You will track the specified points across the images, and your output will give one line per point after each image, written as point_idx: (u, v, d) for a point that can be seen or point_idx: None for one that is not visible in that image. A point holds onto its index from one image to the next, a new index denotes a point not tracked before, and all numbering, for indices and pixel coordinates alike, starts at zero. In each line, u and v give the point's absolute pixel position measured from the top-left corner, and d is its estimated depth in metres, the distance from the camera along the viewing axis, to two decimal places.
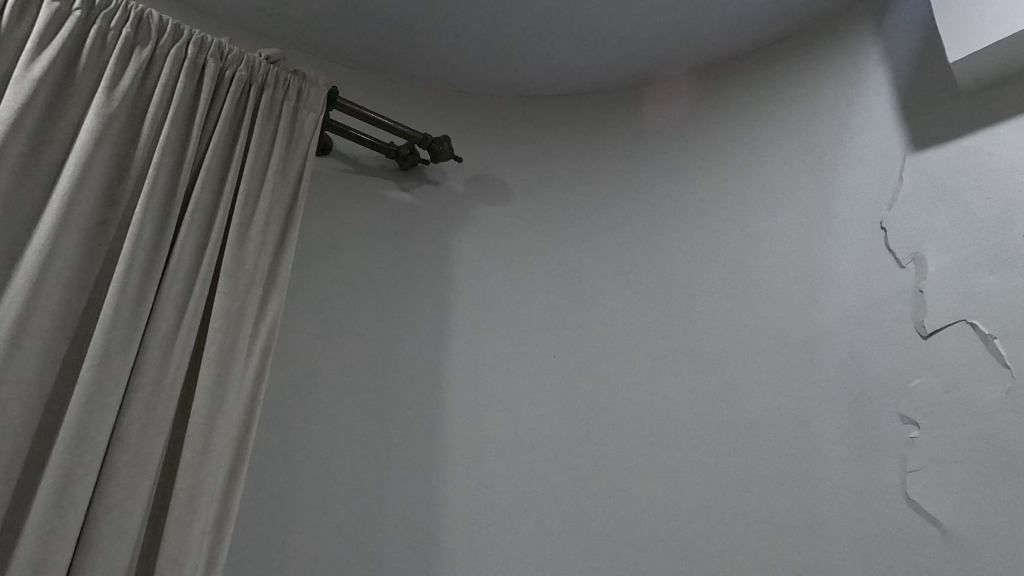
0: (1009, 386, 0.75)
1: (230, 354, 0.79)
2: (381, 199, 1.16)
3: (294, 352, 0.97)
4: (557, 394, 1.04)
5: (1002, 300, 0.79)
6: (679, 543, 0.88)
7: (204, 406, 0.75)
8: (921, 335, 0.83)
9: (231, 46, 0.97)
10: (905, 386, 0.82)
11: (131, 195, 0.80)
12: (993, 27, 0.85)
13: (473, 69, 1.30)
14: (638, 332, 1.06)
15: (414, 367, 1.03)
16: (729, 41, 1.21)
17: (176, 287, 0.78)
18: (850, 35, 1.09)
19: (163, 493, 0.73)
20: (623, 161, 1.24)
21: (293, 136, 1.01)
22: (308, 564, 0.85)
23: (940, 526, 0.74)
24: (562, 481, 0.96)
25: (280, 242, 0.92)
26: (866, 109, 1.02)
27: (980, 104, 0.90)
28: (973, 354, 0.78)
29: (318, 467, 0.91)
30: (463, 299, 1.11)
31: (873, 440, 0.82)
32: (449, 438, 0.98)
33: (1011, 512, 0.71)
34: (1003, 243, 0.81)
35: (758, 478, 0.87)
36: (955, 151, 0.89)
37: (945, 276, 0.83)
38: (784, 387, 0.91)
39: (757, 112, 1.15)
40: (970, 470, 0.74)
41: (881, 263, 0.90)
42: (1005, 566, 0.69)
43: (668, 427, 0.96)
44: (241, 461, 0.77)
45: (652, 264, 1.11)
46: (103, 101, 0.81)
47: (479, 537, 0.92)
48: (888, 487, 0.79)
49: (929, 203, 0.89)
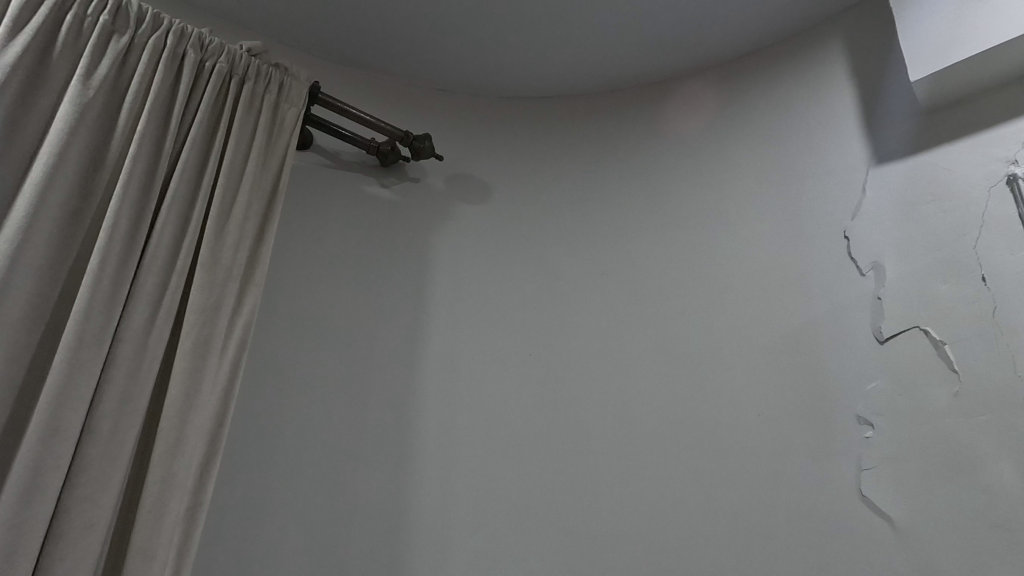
0: (956, 390, 0.79)
1: (205, 347, 0.79)
2: (360, 195, 1.17)
3: (270, 346, 0.97)
4: (531, 392, 1.06)
5: (954, 308, 0.83)
6: (646, 539, 0.91)
7: (178, 399, 0.75)
8: (878, 340, 0.88)
9: (212, 37, 0.96)
10: (862, 388, 0.87)
11: (107, 186, 0.80)
12: (951, 48, 0.89)
13: (455, 67, 1.31)
14: (611, 333, 1.08)
15: (390, 363, 1.04)
16: (707, 49, 1.23)
17: (152, 280, 0.78)
18: (822, 49, 1.13)
19: (134, 485, 0.73)
20: (601, 164, 1.26)
21: (274, 131, 1.01)
22: (280, 558, 0.86)
23: (890, 521, 0.79)
24: (535, 478, 0.99)
25: (258, 236, 0.93)
26: (835, 120, 1.05)
27: (942, 121, 0.95)
28: (926, 359, 0.83)
29: (292, 461, 0.92)
30: (440, 297, 1.12)
31: (830, 439, 0.86)
32: (424, 435, 1.00)
33: (955, 508, 0.76)
34: (956, 254, 0.85)
35: (722, 477, 0.91)
36: (914, 165, 0.94)
37: (902, 285, 0.88)
38: (749, 389, 0.94)
39: (732, 120, 1.18)
40: (920, 468, 0.79)
41: (844, 270, 0.94)
42: (947, 562, 0.74)
43: (637, 427, 0.99)
44: (214, 456, 0.77)
45: (627, 266, 1.13)
46: (78, 88, 0.80)
47: (451, 533, 0.93)
48: (843, 484, 0.83)
49: (890, 214, 0.93)
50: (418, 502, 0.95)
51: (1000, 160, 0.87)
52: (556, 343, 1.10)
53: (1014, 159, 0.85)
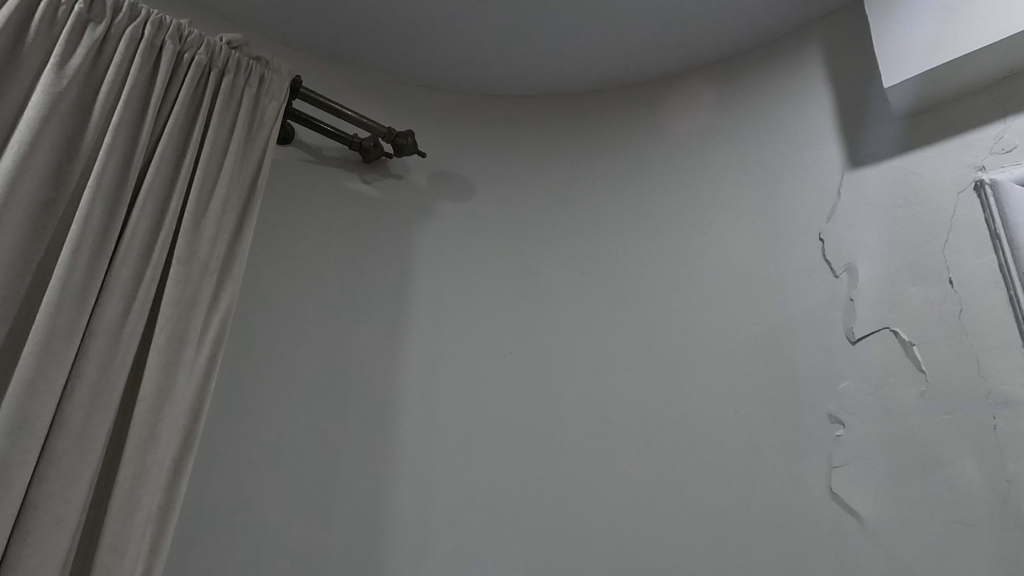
0: (923, 389, 0.82)
1: (181, 342, 0.79)
2: (342, 190, 1.16)
3: (248, 340, 0.96)
4: (511, 390, 1.06)
5: (922, 310, 0.85)
6: (623, 536, 0.92)
7: (152, 393, 0.74)
8: (850, 340, 0.90)
9: (191, 28, 0.95)
10: (834, 387, 0.88)
11: (81, 177, 0.78)
12: (924, 56, 0.91)
13: (439, 64, 1.30)
14: (591, 331, 1.09)
15: (370, 359, 1.03)
16: (690, 51, 1.24)
17: (126, 273, 0.77)
18: (801, 54, 1.15)
19: (106, 481, 0.72)
20: (584, 163, 1.27)
21: (254, 125, 1.00)
22: (256, 555, 0.85)
23: (858, 516, 0.81)
24: (514, 475, 0.99)
25: (236, 231, 0.92)
26: (812, 124, 1.07)
27: (915, 127, 0.97)
28: (895, 359, 0.85)
29: (269, 458, 0.91)
30: (422, 294, 1.12)
31: (802, 437, 0.88)
32: (403, 431, 1.00)
33: (920, 504, 0.78)
34: (927, 257, 0.87)
35: (697, 474, 0.92)
36: (887, 170, 0.96)
37: (873, 286, 0.90)
38: (725, 389, 0.96)
39: (712, 122, 1.19)
40: (889, 465, 0.81)
41: (819, 271, 0.96)
42: (911, 558, 0.76)
43: (615, 425, 1.00)
44: (188, 451, 0.77)
45: (607, 265, 1.14)
46: (52, 77, 0.79)
47: (429, 530, 0.94)
48: (814, 481, 0.85)
49: (863, 218, 0.95)
50: (397, 498, 0.95)
51: (969, 166, 0.89)
52: (536, 341, 1.10)
53: (981, 165, 0.87)
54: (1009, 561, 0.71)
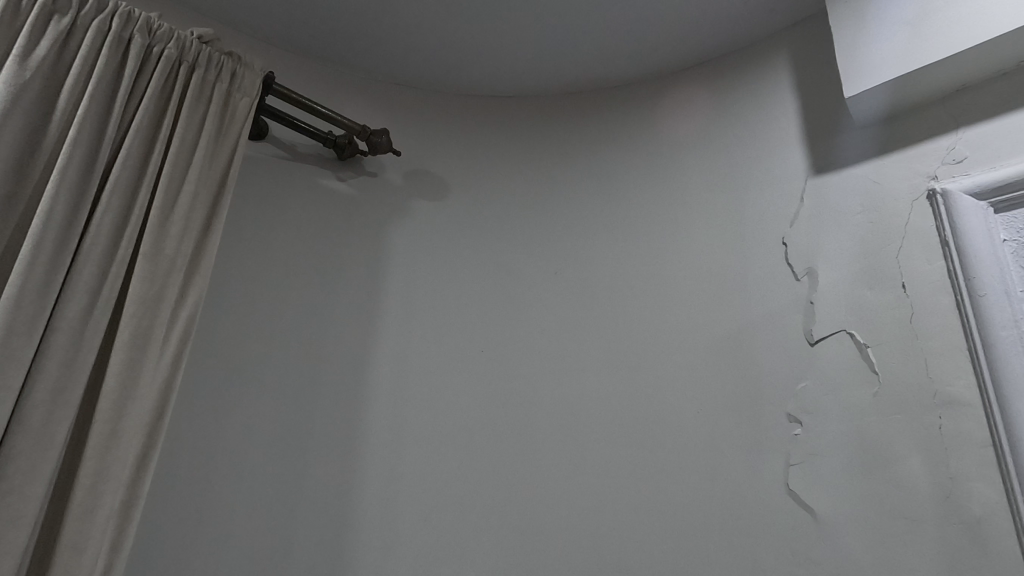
0: (876, 390, 0.85)
1: (145, 339, 0.78)
2: (316, 187, 1.16)
3: (216, 337, 0.96)
4: (480, 389, 1.07)
5: (876, 313, 0.88)
6: (588, 533, 0.94)
7: (114, 390, 0.74)
8: (809, 342, 0.92)
9: (160, 22, 0.94)
10: (793, 387, 0.91)
11: (44, 171, 0.78)
12: (881, 68, 0.94)
13: (415, 63, 1.31)
14: (561, 331, 1.11)
15: (340, 358, 1.04)
16: (662, 57, 1.26)
17: (90, 268, 0.77)
18: (769, 62, 1.17)
19: (66, 479, 0.72)
20: (558, 165, 1.28)
21: (225, 121, 1.00)
22: (221, 552, 0.85)
23: (812, 512, 0.84)
24: (482, 472, 1.00)
25: (205, 226, 0.92)
26: (778, 131, 1.10)
27: (875, 137, 1.00)
28: (851, 361, 0.88)
29: (236, 455, 0.91)
30: (394, 293, 1.12)
31: (762, 436, 0.91)
32: (372, 429, 1.00)
33: (870, 500, 0.81)
34: (883, 262, 0.90)
35: (660, 471, 0.94)
36: (848, 177, 0.99)
37: (832, 290, 0.93)
38: (690, 388, 0.98)
39: (683, 125, 1.22)
40: (844, 464, 0.84)
41: (782, 274, 0.99)
42: (860, 552, 0.79)
43: (582, 423, 1.02)
44: (152, 447, 0.76)
45: (578, 265, 1.16)
46: (13, 69, 0.78)
47: (396, 526, 0.95)
48: (772, 479, 0.88)
49: (825, 223, 0.98)
50: (365, 494, 0.95)
51: (923, 175, 0.92)
52: (508, 340, 1.11)
53: (934, 175, 0.91)
54: (949, 556, 0.74)
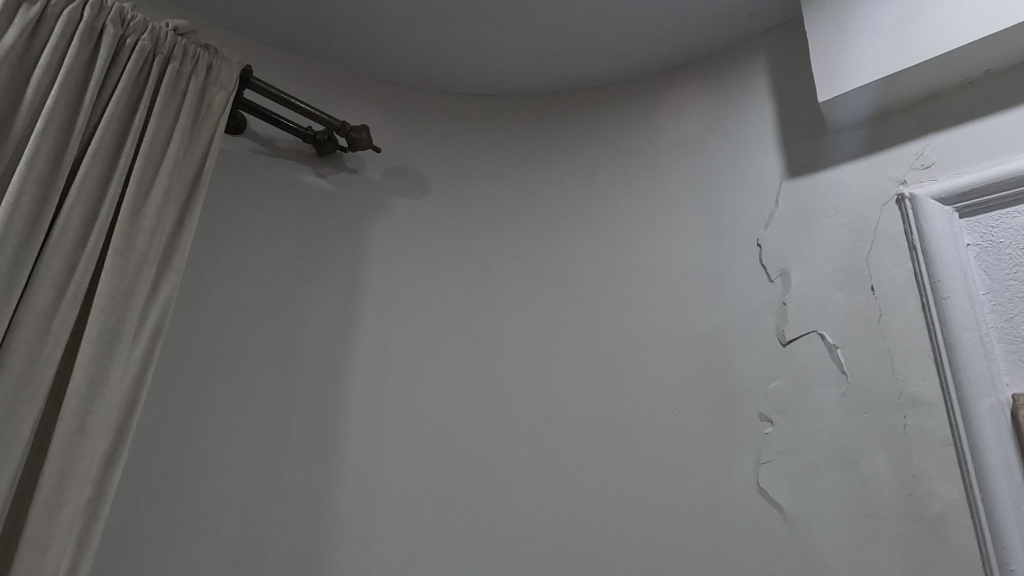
0: (844, 390, 0.86)
1: (115, 334, 0.77)
2: (294, 183, 1.15)
3: (189, 333, 0.94)
4: (458, 388, 1.07)
5: (846, 314, 0.90)
6: (563, 531, 0.94)
7: (81, 386, 0.72)
8: (781, 342, 0.94)
9: (134, 13, 0.92)
10: (765, 387, 0.93)
11: (11, 162, 0.76)
12: (853, 74, 0.96)
13: (397, 60, 1.30)
14: (539, 330, 1.11)
15: (317, 355, 1.03)
16: (642, 59, 1.27)
17: (57, 262, 0.75)
18: (747, 66, 1.19)
19: (31, 476, 0.70)
20: (539, 164, 1.29)
21: (201, 114, 0.98)
22: (192, 551, 0.84)
23: (781, 510, 0.85)
24: (458, 470, 1.01)
25: (178, 221, 0.90)
26: (755, 134, 1.11)
27: (848, 141, 1.02)
28: (821, 361, 0.90)
29: (208, 453, 0.90)
30: (372, 290, 1.12)
31: (735, 435, 0.92)
32: (347, 427, 1.00)
33: (837, 498, 0.82)
34: (854, 265, 0.92)
35: (634, 470, 0.95)
36: (821, 181, 1.01)
37: (804, 292, 0.95)
38: (665, 388, 0.99)
39: (662, 127, 1.23)
40: (813, 462, 0.86)
41: (756, 275, 1.00)
42: (827, 549, 0.81)
43: (558, 422, 1.03)
44: (121, 444, 0.75)
45: (557, 265, 1.16)
46: None
47: (371, 523, 0.94)
48: (743, 477, 0.89)
49: (798, 226, 1.00)
50: (340, 493, 0.95)
51: (893, 180, 0.94)
52: (486, 338, 1.12)
53: (904, 180, 0.93)
54: (913, 552, 0.76)
